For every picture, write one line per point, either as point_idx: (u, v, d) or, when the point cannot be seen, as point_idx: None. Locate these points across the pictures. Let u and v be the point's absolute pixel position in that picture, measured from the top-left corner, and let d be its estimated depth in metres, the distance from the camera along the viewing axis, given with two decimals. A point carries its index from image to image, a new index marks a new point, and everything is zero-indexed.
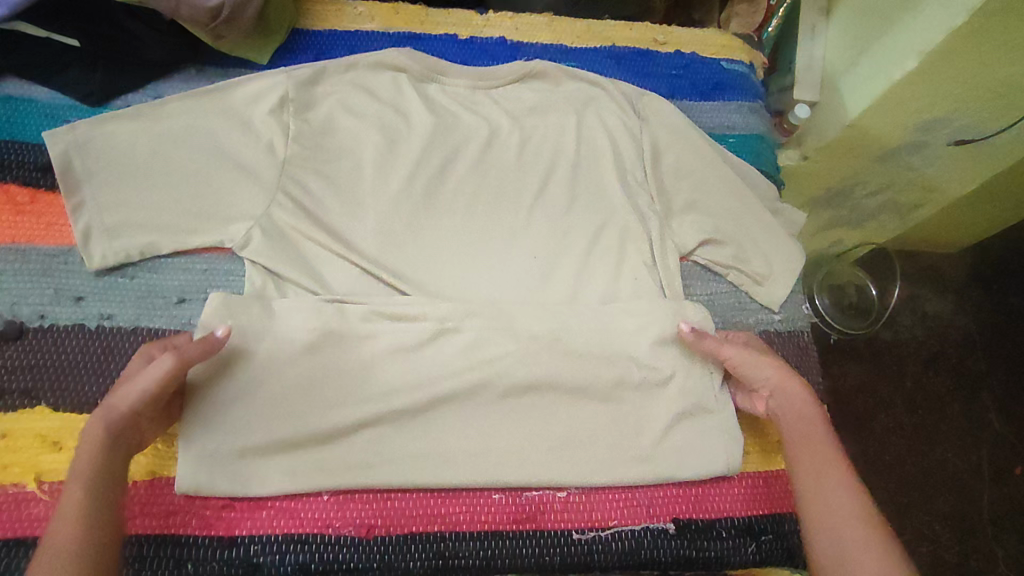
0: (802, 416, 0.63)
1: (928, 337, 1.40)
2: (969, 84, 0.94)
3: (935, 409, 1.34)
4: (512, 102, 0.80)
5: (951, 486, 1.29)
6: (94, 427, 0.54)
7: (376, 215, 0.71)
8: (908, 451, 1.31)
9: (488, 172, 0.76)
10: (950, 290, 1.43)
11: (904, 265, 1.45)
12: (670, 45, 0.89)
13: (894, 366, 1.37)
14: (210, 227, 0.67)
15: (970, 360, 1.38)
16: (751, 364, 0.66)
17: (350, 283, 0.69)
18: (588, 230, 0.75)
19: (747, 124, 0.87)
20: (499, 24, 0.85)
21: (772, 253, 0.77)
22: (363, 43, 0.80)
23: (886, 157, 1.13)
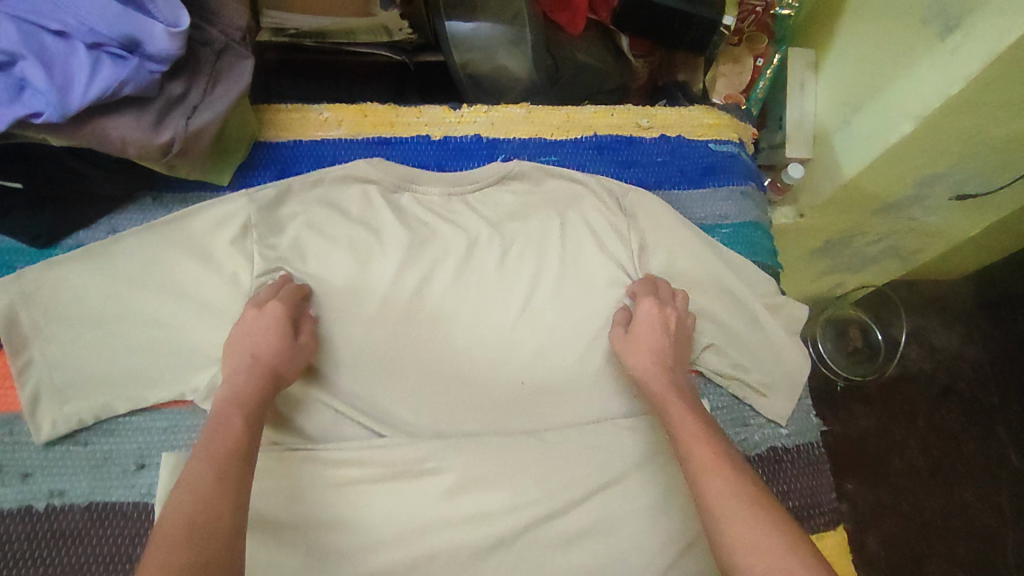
0: (662, 393, 0.60)
1: (937, 370, 1.35)
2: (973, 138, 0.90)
3: (950, 449, 1.29)
4: (490, 208, 0.76)
5: (975, 532, 1.23)
6: (232, 415, 0.51)
7: (353, 335, 0.67)
8: (924, 492, 1.26)
9: (468, 289, 0.71)
10: (956, 320, 1.39)
11: (907, 297, 1.41)
12: (655, 129, 0.85)
13: (904, 404, 1.32)
14: (166, 379, 0.63)
15: (981, 392, 1.34)
16: (628, 352, 0.65)
17: (376, 347, 0.67)
18: (583, 341, 0.71)
19: (741, 211, 0.83)
20: (473, 119, 0.81)
21: (773, 363, 0.74)
22: (332, 153, 0.76)
23: (886, 209, 1.10)
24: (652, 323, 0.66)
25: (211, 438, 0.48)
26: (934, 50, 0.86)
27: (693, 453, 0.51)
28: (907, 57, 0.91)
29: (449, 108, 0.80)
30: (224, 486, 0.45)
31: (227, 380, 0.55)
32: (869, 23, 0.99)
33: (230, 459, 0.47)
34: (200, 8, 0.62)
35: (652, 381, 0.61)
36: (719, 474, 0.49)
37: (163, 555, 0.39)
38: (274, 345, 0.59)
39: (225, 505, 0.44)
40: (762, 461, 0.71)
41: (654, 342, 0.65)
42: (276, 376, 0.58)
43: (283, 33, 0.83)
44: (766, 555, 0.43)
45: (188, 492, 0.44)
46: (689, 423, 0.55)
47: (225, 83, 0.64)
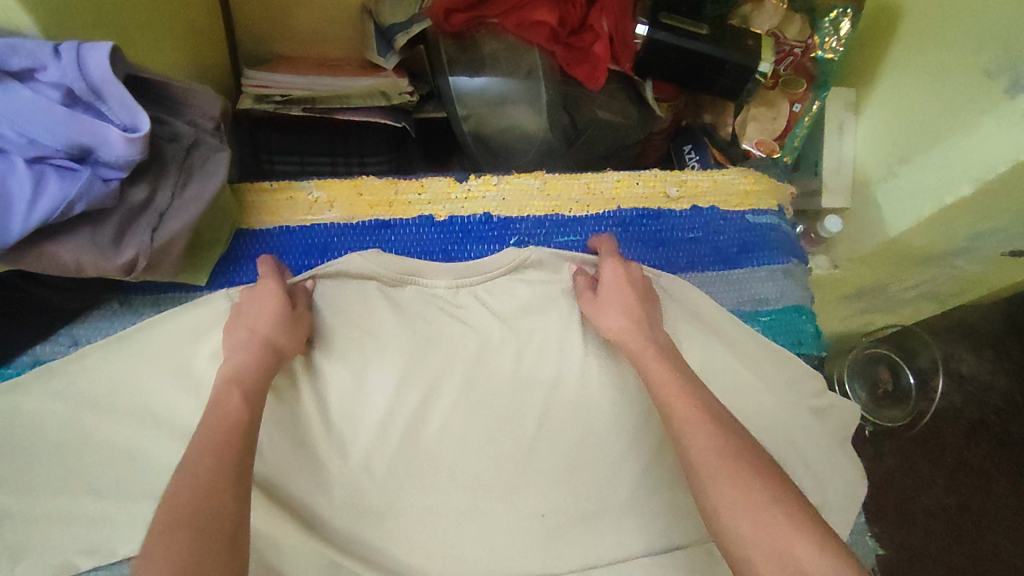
0: (642, 350, 0.59)
1: (966, 405, 1.30)
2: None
3: (981, 487, 1.25)
4: (506, 300, 0.67)
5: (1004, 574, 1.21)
6: (232, 392, 0.51)
7: (358, 451, 0.60)
8: (952, 537, 1.23)
9: (478, 403, 0.63)
10: (986, 348, 1.33)
11: (936, 324, 1.35)
12: (686, 199, 0.75)
13: (932, 440, 1.28)
14: (137, 531, 0.57)
15: (1015, 426, 1.28)
16: (600, 314, 0.63)
17: (405, 345, 0.63)
18: (614, 458, 0.63)
19: (782, 294, 0.74)
20: (482, 194, 0.71)
21: (827, 477, 0.66)
22: (325, 243, 0.68)
23: (931, 260, 1.01)
24: (615, 283, 0.64)
25: (216, 414, 0.49)
26: (997, 108, 0.77)
27: (680, 412, 0.52)
28: (965, 110, 0.82)
29: (454, 181, 0.71)
30: (230, 457, 0.46)
31: (228, 359, 0.55)
32: (920, 63, 0.89)
33: (235, 426, 0.49)
34: (163, 97, 0.54)
35: (630, 341, 0.60)
36: (704, 430, 0.50)
37: (186, 529, 0.41)
38: (269, 313, 0.58)
39: (229, 470, 0.45)
40: None
41: (622, 303, 0.63)
42: (278, 351, 0.56)
43: (268, 99, 0.75)
44: (750, 511, 0.45)
45: (198, 468, 0.45)
46: (671, 383, 0.55)
47: (198, 180, 0.56)
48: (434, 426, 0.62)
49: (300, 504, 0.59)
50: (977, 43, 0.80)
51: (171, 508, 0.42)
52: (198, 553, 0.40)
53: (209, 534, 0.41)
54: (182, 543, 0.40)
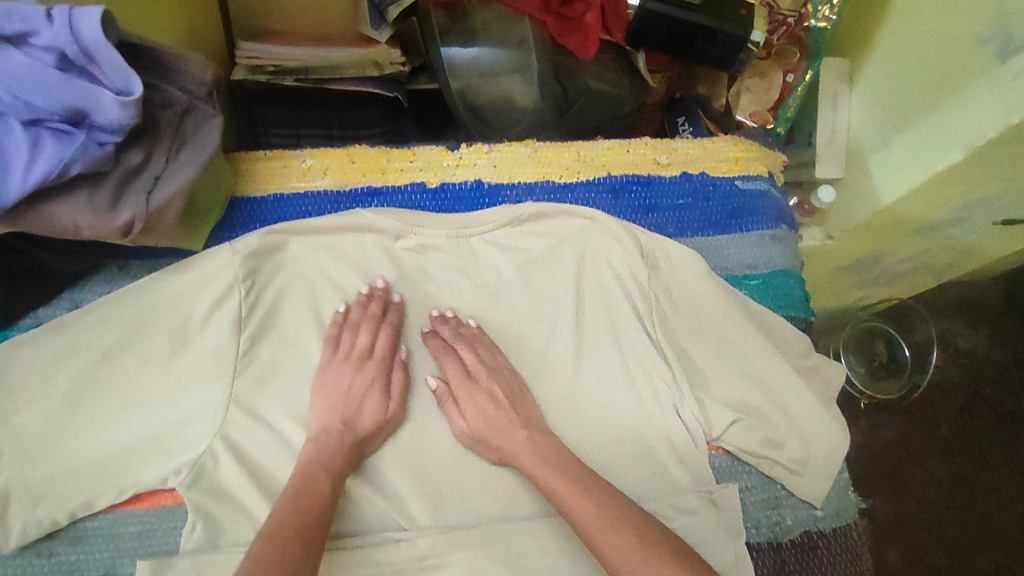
0: (526, 457, 0.57)
1: (963, 378, 1.32)
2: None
3: (974, 458, 1.27)
4: (509, 251, 0.69)
5: (998, 544, 1.23)
6: (320, 476, 0.54)
7: None
8: (945, 504, 1.25)
9: (473, 348, 0.66)
10: (983, 323, 1.35)
11: (935, 298, 1.36)
12: (675, 165, 0.76)
13: (926, 413, 1.30)
14: (152, 466, 0.58)
15: (1009, 399, 1.31)
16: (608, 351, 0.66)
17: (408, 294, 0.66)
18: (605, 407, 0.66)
19: (772, 258, 0.74)
20: (474, 161, 0.72)
21: (808, 431, 0.66)
22: (317, 210, 0.69)
23: (924, 231, 1.02)
24: (485, 367, 0.62)
25: (286, 505, 0.51)
26: (986, 75, 0.78)
27: (591, 528, 0.51)
28: (956, 77, 0.82)
29: (446, 150, 0.72)
30: (307, 556, 0.48)
31: (321, 436, 0.57)
32: (914, 31, 0.89)
33: (309, 520, 0.51)
34: (152, 63, 0.55)
35: (528, 442, 0.58)
36: (621, 541, 0.49)
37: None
38: (369, 389, 0.60)
39: (301, 565, 0.47)
40: (794, 548, 0.65)
41: (489, 391, 0.61)
42: (369, 432, 0.59)
43: (261, 69, 0.76)
44: None
45: (275, 559, 0.46)
46: (568, 489, 0.53)
47: (191, 147, 0.57)
48: (440, 365, 0.63)
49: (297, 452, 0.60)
50: (968, 5, 0.80)
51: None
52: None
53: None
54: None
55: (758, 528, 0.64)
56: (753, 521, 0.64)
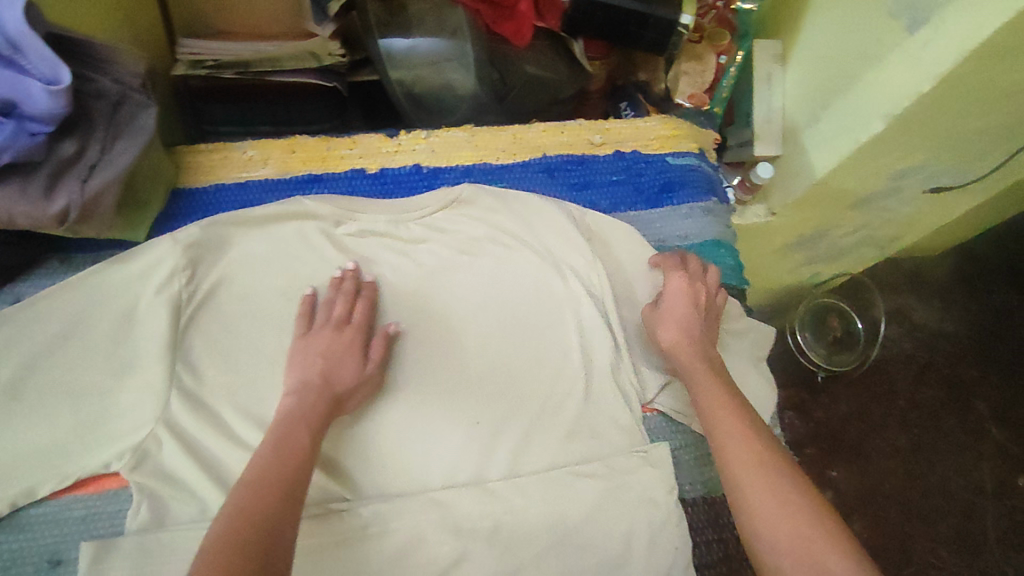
0: (698, 368, 0.61)
1: (917, 349, 1.42)
2: (950, 129, 0.88)
3: (930, 426, 1.35)
4: (447, 234, 0.71)
5: (955, 506, 1.30)
6: (300, 429, 0.53)
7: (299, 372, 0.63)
8: (907, 475, 1.32)
9: (394, 327, 0.66)
10: (936, 298, 1.46)
11: (890, 274, 1.49)
12: (608, 145, 0.79)
13: (885, 384, 1.39)
14: (85, 455, 0.58)
15: (962, 366, 1.40)
16: (659, 324, 0.66)
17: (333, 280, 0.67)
18: (544, 377, 0.66)
19: (702, 230, 0.77)
20: (413, 147, 0.75)
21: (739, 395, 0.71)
22: (259, 197, 0.71)
23: (862, 203, 1.07)
24: (679, 297, 0.67)
25: (261, 453, 0.50)
26: (897, 46, 0.82)
27: (726, 430, 0.55)
28: (872, 50, 0.86)
29: (385, 137, 0.75)
30: (287, 498, 0.47)
31: (296, 394, 0.56)
32: (834, 12, 0.94)
33: (285, 463, 0.49)
34: (86, 55, 0.57)
35: (684, 357, 0.63)
36: (740, 445, 0.53)
37: (228, 554, 0.41)
38: (348, 356, 0.60)
39: (273, 500, 0.46)
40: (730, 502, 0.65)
41: (683, 317, 0.66)
42: (342, 387, 0.58)
43: (201, 65, 0.80)
44: (784, 525, 0.47)
45: (248, 499, 0.45)
46: (719, 400, 0.58)
47: (126, 138, 0.58)
48: (379, 338, 0.65)
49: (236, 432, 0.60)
50: None
51: (228, 528, 0.43)
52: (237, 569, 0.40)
53: (250, 556, 0.41)
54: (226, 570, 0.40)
55: (693, 484, 0.65)
56: (689, 479, 0.65)
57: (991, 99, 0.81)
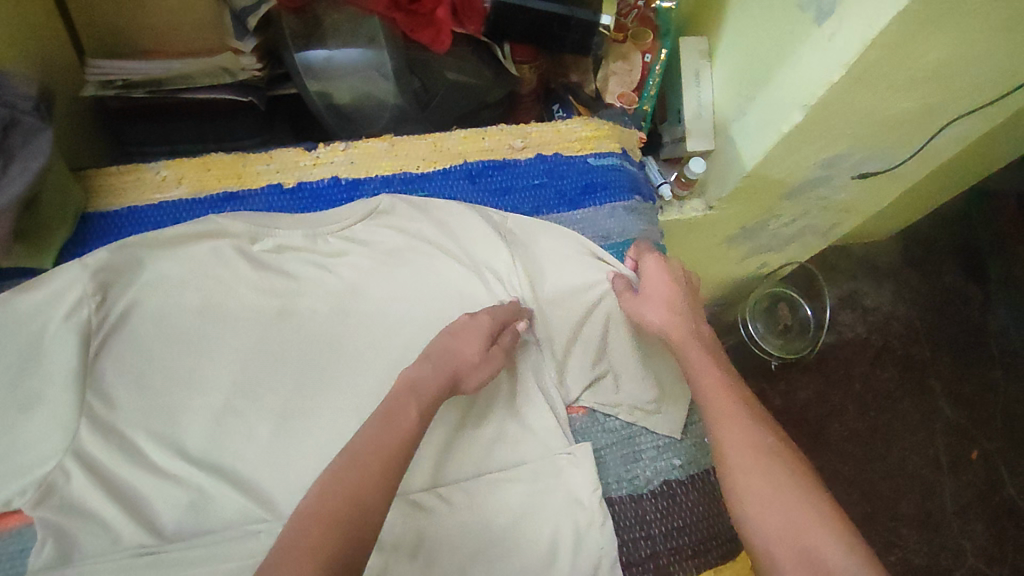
0: (690, 347, 0.64)
1: (871, 333, 1.48)
2: (869, 120, 0.89)
3: (886, 408, 1.42)
4: (367, 245, 0.70)
5: (912, 484, 1.35)
6: (408, 405, 0.55)
7: (215, 393, 0.62)
8: (864, 458, 1.37)
9: (312, 342, 0.66)
10: (887, 281, 1.54)
11: (841, 261, 1.56)
12: (530, 148, 0.79)
13: (840, 370, 1.45)
14: None
15: (913, 348, 1.48)
16: (644, 305, 0.68)
17: (250, 298, 0.66)
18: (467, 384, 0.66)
19: (625, 229, 0.78)
20: (331, 159, 0.74)
21: (665, 390, 0.71)
22: (172, 217, 0.69)
23: (795, 193, 1.09)
24: (659, 278, 0.68)
25: (372, 424, 0.52)
26: (811, 37, 0.83)
27: (722, 410, 0.58)
28: (788, 41, 0.88)
29: (302, 150, 0.74)
30: (388, 478, 0.49)
31: (412, 370, 0.59)
32: (752, 6, 0.95)
33: (392, 440, 0.51)
34: None
35: (677, 334, 0.65)
36: (739, 427, 0.56)
37: (326, 523, 0.45)
38: (473, 343, 0.62)
39: (373, 470, 0.48)
40: (655, 498, 0.66)
41: (668, 297, 0.67)
42: (459, 374, 0.61)
43: (111, 84, 0.78)
44: (777, 507, 0.51)
45: (343, 473, 0.48)
46: (716, 379, 0.61)
47: (22, 161, 0.57)
48: (302, 355, 0.65)
49: (148, 459, 0.58)
50: None
51: (317, 501, 0.46)
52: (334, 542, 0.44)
53: (342, 530, 0.45)
54: (313, 543, 0.43)
55: (618, 482, 0.66)
56: (614, 477, 0.66)
57: (904, 85, 0.82)
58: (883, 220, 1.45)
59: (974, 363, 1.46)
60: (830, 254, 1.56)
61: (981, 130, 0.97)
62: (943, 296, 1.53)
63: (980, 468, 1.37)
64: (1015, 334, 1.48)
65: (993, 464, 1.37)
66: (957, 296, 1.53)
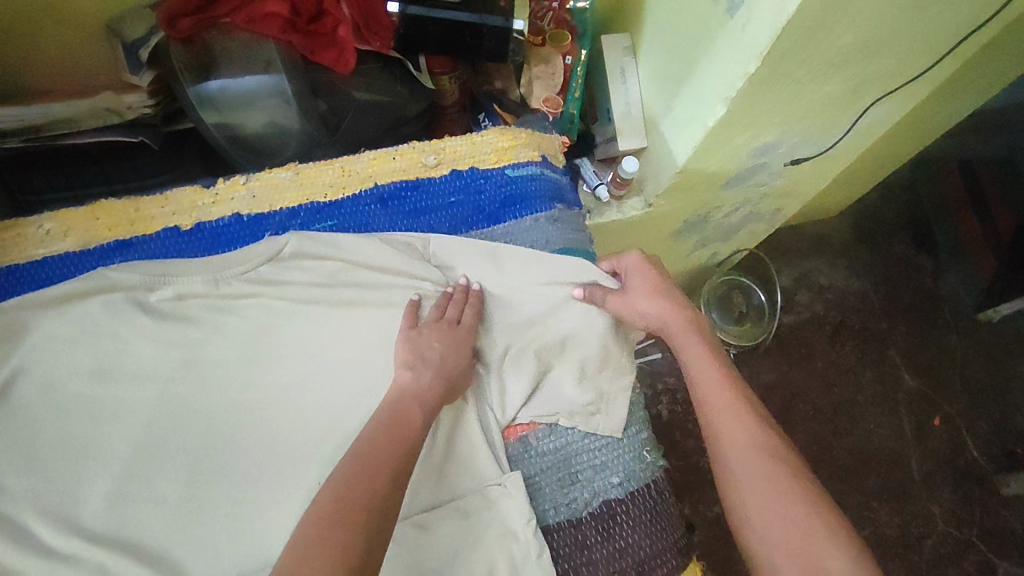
0: (688, 342, 0.62)
1: (829, 311, 1.48)
2: (793, 107, 0.88)
3: (850, 383, 1.42)
4: (274, 285, 0.66)
5: (881, 458, 1.35)
6: (415, 413, 0.56)
7: (114, 459, 0.58)
8: (832, 435, 1.37)
9: (220, 394, 0.62)
10: (840, 257, 1.54)
11: (793, 241, 1.55)
12: (444, 165, 0.76)
13: (801, 350, 1.44)
14: None
15: (871, 322, 1.48)
16: (636, 298, 0.66)
17: (151, 353, 0.62)
18: None
19: (548, 239, 0.75)
20: (231, 195, 0.70)
21: (604, 403, 0.68)
22: (60, 274, 0.65)
23: (732, 182, 1.07)
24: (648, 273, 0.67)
25: (382, 439, 0.52)
26: (724, 29, 0.81)
27: (721, 408, 0.57)
28: (704, 34, 0.85)
29: (199, 187, 0.70)
30: (391, 474, 0.49)
31: (411, 373, 0.59)
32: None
33: (394, 442, 0.52)
34: None
35: (675, 328, 0.64)
36: (737, 428, 0.56)
37: (343, 532, 0.44)
38: (461, 350, 0.63)
39: (384, 479, 0.48)
40: (595, 520, 0.63)
41: (660, 289, 0.66)
42: (449, 384, 0.60)
43: None
44: (778, 514, 0.50)
45: (357, 475, 0.48)
46: (714, 375, 0.60)
47: None
48: (209, 408, 0.61)
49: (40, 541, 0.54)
50: None
51: (333, 504, 0.45)
52: (352, 548, 0.43)
53: (359, 536, 0.44)
54: (332, 543, 0.43)
55: (555, 509, 0.63)
56: (551, 504, 0.63)
57: (822, 69, 0.80)
58: (829, 197, 1.45)
59: (930, 330, 1.48)
60: (781, 235, 1.55)
61: (907, 105, 0.96)
62: (896, 267, 1.54)
63: (944, 433, 1.38)
64: (966, 299, 1.50)
65: (955, 429, 1.39)
66: (910, 265, 1.54)
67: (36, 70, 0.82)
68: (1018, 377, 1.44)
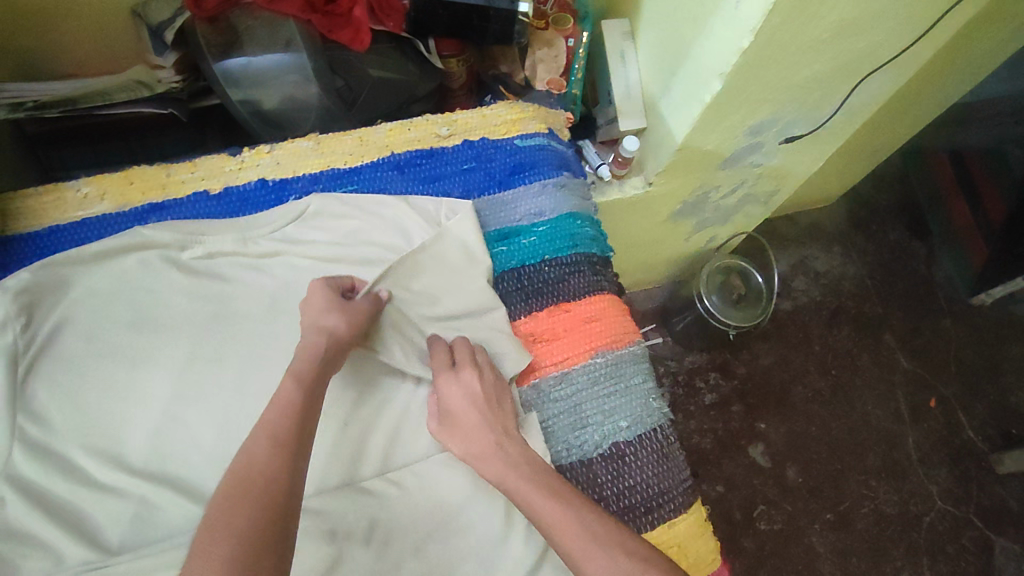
0: (484, 442, 0.59)
1: (825, 295, 1.52)
2: (784, 86, 0.92)
3: (847, 365, 1.45)
4: (301, 243, 0.71)
5: (877, 437, 1.39)
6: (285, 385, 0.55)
7: (154, 400, 0.61)
8: (830, 415, 1.40)
9: (249, 343, 0.65)
10: (835, 244, 1.58)
11: (789, 228, 1.59)
12: (456, 136, 0.81)
13: (799, 333, 1.48)
14: None
15: (866, 306, 1.52)
16: (459, 422, 0.61)
17: (184, 305, 0.66)
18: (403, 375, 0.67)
19: (556, 205, 0.79)
20: (257, 162, 0.74)
21: (607, 354, 0.73)
22: (97, 233, 0.69)
23: (729, 163, 1.12)
24: (458, 398, 0.62)
25: (269, 408, 0.53)
26: (718, 9, 0.85)
27: (536, 504, 0.55)
28: (699, 14, 0.89)
29: (226, 155, 0.74)
30: (278, 447, 0.50)
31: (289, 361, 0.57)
32: None
33: (282, 420, 0.52)
34: None
35: (478, 442, 0.60)
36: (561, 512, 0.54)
37: (245, 516, 0.45)
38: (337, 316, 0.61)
39: (289, 461, 0.49)
40: (604, 461, 0.67)
41: (463, 413, 0.61)
42: (337, 341, 0.59)
43: (22, 107, 0.77)
44: None
45: (258, 463, 0.48)
46: (519, 473, 0.57)
47: None
48: (238, 357, 0.64)
49: (88, 474, 0.58)
50: None
51: (230, 499, 0.46)
52: (247, 550, 0.43)
53: (269, 515, 0.46)
54: (226, 553, 0.43)
55: (568, 450, 0.67)
56: (564, 446, 0.67)
57: (812, 47, 0.84)
58: (823, 184, 1.49)
59: (924, 314, 1.52)
60: (778, 223, 1.59)
61: (892, 87, 1.01)
62: (890, 254, 1.58)
63: (940, 415, 1.42)
64: (959, 284, 1.54)
65: (951, 410, 1.42)
66: (904, 252, 1.58)
67: (68, 58, 0.86)
68: (1011, 361, 1.48)
